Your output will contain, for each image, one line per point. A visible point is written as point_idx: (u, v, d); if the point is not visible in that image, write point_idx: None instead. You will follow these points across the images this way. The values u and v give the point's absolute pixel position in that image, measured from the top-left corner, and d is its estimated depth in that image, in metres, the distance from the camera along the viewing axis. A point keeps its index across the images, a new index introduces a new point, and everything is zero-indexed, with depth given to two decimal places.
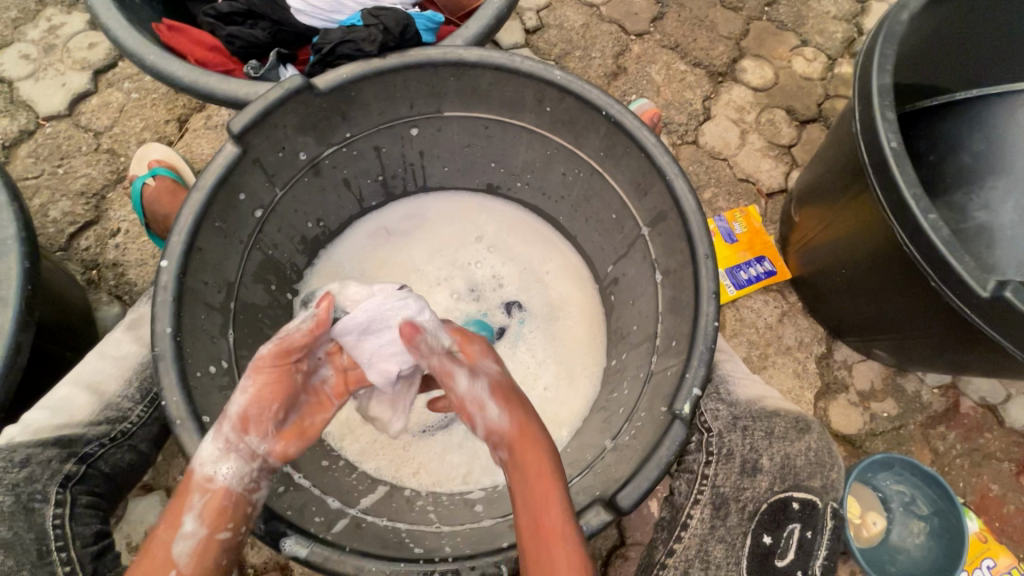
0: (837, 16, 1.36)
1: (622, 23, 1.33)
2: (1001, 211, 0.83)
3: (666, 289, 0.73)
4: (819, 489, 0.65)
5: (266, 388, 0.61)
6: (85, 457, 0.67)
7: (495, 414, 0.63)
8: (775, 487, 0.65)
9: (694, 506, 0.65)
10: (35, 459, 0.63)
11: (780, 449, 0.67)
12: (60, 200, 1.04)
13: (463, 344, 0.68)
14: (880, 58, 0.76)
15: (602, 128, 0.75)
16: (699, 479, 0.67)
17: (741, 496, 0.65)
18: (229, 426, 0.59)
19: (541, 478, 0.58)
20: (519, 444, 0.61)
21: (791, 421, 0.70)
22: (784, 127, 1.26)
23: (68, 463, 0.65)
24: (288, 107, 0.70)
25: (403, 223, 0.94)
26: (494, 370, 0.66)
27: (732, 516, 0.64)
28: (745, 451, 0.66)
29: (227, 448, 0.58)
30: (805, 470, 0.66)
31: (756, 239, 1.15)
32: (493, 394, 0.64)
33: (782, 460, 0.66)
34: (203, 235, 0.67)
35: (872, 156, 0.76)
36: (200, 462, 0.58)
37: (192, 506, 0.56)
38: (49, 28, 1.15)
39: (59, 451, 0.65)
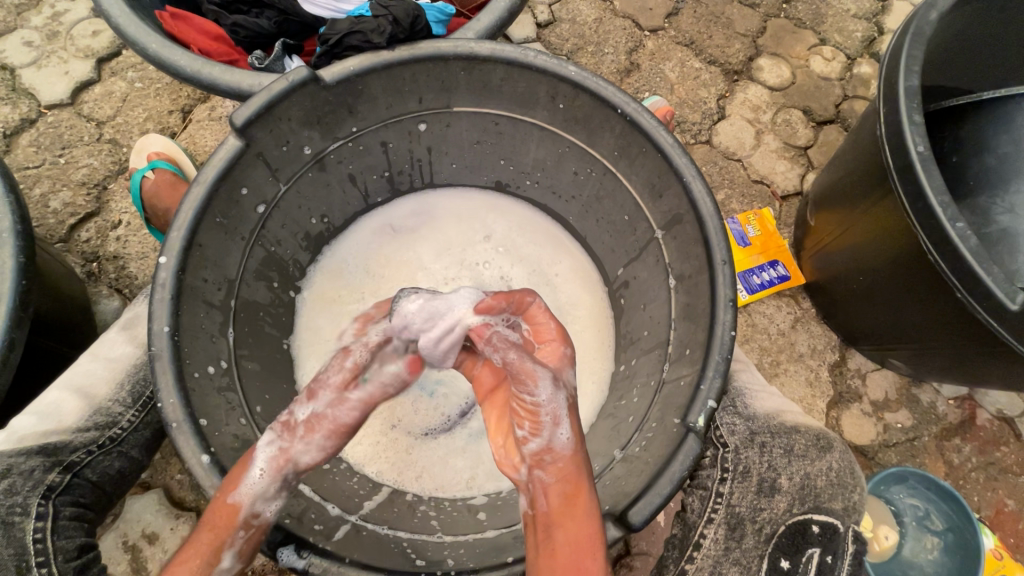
0: (857, 14, 1.33)
1: (636, 18, 1.30)
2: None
3: (680, 295, 0.71)
4: (840, 512, 0.61)
5: (335, 447, 0.62)
6: (70, 466, 0.64)
7: (566, 436, 0.58)
8: (794, 509, 0.61)
9: (708, 526, 0.62)
10: (17, 468, 0.61)
11: (801, 467, 0.64)
12: (60, 191, 1.03)
13: (557, 345, 0.65)
14: (907, 59, 0.73)
15: (616, 127, 0.72)
16: (712, 496, 0.64)
17: (759, 517, 0.61)
18: (294, 470, 0.60)
19: (592, 519, 0.54)
20: (579, 476, 0.56)
21: (811, 437, 0.66)
22: (801, 128, 1.23)
23: (52, 473, 0.63)
24: (293, 99, 0.68)
25: (410, 221, 0.92)
26: (573, 389, 0.62)
27: (748, 538, 0.61)
28: (763, 469, 0.63)
29: (282, 488, 0.58)
30: (826, 491, 0.63)
31: (770, 242, 1.12)
32: (571, 415, 0.59)
33: (801, 481, 0.63)
34: (204, 231, 0.65)
35: (897, 161, 0.73)
36: (254, 500, 0.56)
37: (234, 543, 0.55)
38: (52, 15, 1.13)
39: (43, 460, 0.63)
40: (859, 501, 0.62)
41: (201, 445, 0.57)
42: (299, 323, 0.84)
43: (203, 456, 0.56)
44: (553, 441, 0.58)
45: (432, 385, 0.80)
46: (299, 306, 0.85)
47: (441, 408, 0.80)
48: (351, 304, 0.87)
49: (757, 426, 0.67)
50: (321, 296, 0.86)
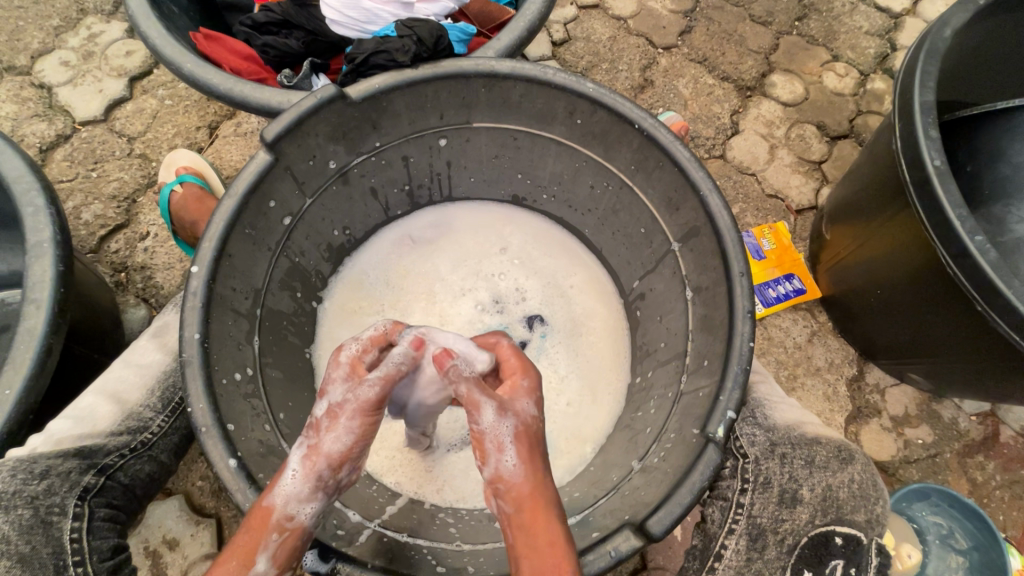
0: (870, 31, 1.34)
1: (650, 36, 1.32)
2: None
3: (698, 306, 0.72)
4: (864, 524, 0.59)
5: (363, 428, 0.57)
6: (105, 468, 0.65)
7: (512, 463, 0.55)
8: (816, 520, 0.59)
9: (729, 536, 0.61)
10: (54, 470, 0.61)
11: (822, 478, 0.61)
12: (92, 204, 1.06)
13: (517, 374, 0.62)
14: (922, 75, 0.74)
15: (633, 141, 0.74)
16: (733, 507, 0.62)
17: (780, 527, 0.59)
18: (324, 464, 0.56)
19: (553, 547, 0.51)
20: (532, 502, 0.54)
21: (834, 449, 0.65)
22: (815, 142, 1.24)
23: (87, 475, 0.63)
24: (321, 115, 0.70)
25: (428, 232, 0.95)
26: (530, 415, 0.58)
27: (770, 549, 0.59)
28: (784, 480, 0.61)
29: (318, 488, 0.55)
30: (849, 503, 0.60)
31: (785, 256, 1.12)
32: (518, 439, 0.56)
33: (823, 491, 0.61)
34: (233, 242, 0.67)
35: (913, 175, 0.73)
36: (286, 501, 0.54)
37: (267, 546, 0.53)
38: (89, 36, 1.18)
39: (80, 462, 0.63)
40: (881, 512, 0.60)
41: (229, 449, 0.57)
42: (320, 332, 0.86)
43: (230, 460, 0.57)
44: (497, 469, 0.55)
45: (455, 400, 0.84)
46: (320, 317, 0.87)
47: (461, 422, 0.82)
48: (370, 315, 0.89)
49: (776, 437, 0.66)
50: (343, 306, 0.89)
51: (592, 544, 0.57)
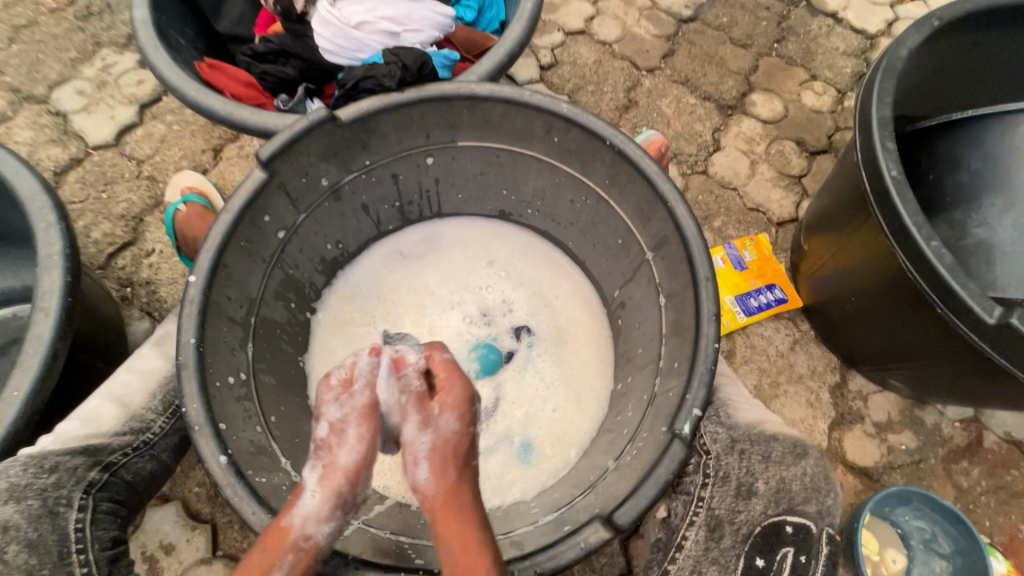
0: (847, 52, 1.40)
1: (634, 59, 1.38)
2: (1000, 226, 0.83)
3: (670, 312, 0.75)
4: (813, 513, 0.61)
5: (370, 438, 0.64)
6: (109, 465, 0.68)
7: (424, 475, 0.62)
8: (768, 510, 0.60)
9: (689, 528, 0.63)
10: (63, 465, 0.64)
11: (776, 472, 0.63)
12: (101, 223, 1.12)
13: (441, 390, 0.66)
14: (879, 92, 0.79)
15: (606, 157, 0.78)
16: (694, 500, 0.65)
17: (736, 518, 0.61)
18: (340, 479, 0.61)
19: (466, 553, 0.56)
20: (444, 511, 0.60)
21: (789, 444, 0.66)
22: (794, 158, 1.28)
23: (93, 471, 0.66)
24: (312, 136, 0.75)
25: (419, 248, 0.99)
26: (449, 430, 0.64)
27: (726, 539, 0.60)
28: (741, 474, 0.63)
29: (336, 507, 0.60)
30: (800, 495, 0.62)
31: (767, 267, 1.15)
32: (432, 453, 0.63)
33: (777, 485, 0.62)
34: (229, 254, 0.71)
35: (874, 185, 0.77)
36: (304, 521, 0.58)
37: (283, 563, 0.56)
38: (103, 67, 1.26)
39: (86, 459, 0.66)
40: (831, 502, 0.61)
41: (220, 447, 0.61)
42: (314, 343, 0.90)
43: (221, 457, 0.60)
44: (414, 480, 0.62)
45: None
46: (314, 328, 0.91)
47: None
48: (362, 327, 0.93)
49: (737, 435, 0.67)
50: (336, 318, 0.93)
51: (562, 536, 0.60)
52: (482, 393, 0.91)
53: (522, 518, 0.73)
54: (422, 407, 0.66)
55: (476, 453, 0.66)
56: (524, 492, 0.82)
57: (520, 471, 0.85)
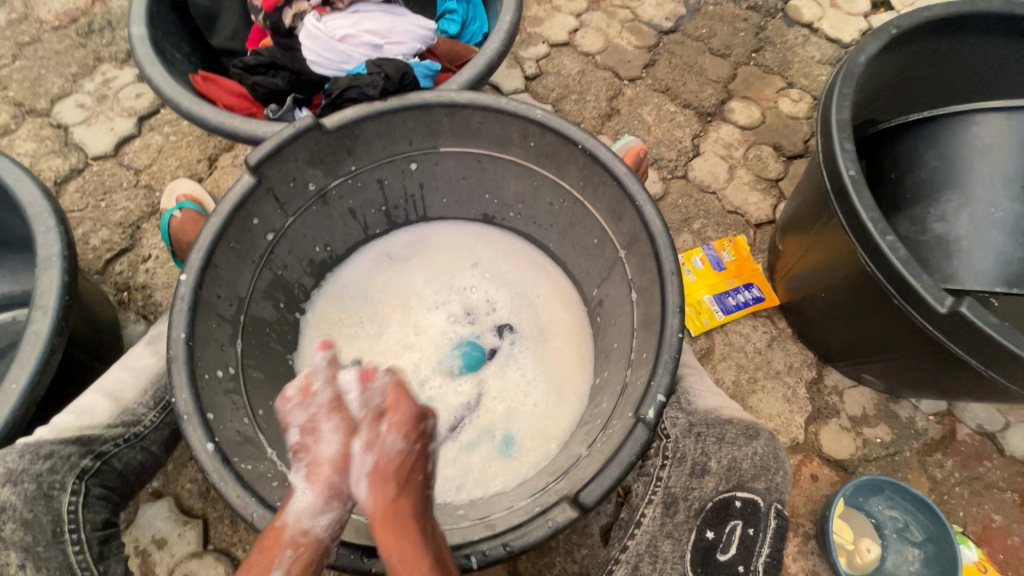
0: (822, 60, 1.45)
1: (616, 69, 1.43)
2: (957, 221, 0.86)
3: (640, 306, 0.78)
4: (762, 489, 0.66)
5: (342, 429, 0.68)
6: (101, 454, 0.70)
7: (366, 494, 0.63)
8: (720, 487, 0.65)
9: (648, 506, 0.66)
10: (57, 453, 0.66)
11: (729, 452, 0.66)
12: (100, 230, 1.16)
13: (386, 411, 0.68)
14: (839, 96, 0.83)
15: (580, 160, 0.82)
16: (653, 480, 0.67)
17: (690, 495, 0.65)
18: (329, 474, 0.65)
19: (404, 565, 0.56)
20: (382, 525, 0.60)
21: (742, 426, 0.68)
22: (772, 162, 1.32)
23: (85, 459, 0.68)
24: (299, 143, 0.79)
25: (405, 250, 1.03)
26: (392, 449, 0.65)
27: (680, 514, 0.65)
28: (696, 454, 0.66)
29: (330, 500, 0.64)
30: (750, 472, 0.67)
31: (745, 267, 1.19)
32: (373, 472, 0.64)
33: (729, 463, 0.66)
34: (219, 254, 0.75)
35: (834, 184, 0.81)
36: (298, 517, 0.61)
37: (282, 560, 0.59)
38: (103, 81, 1.31)
39: (79, 448, 0.68)
40: (779, 479, 0.66)
41: (207, 434, 0.63)
42: (303, 342, 0.94)
43: (208, 445, 0.63)
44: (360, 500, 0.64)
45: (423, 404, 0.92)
46: (303, 327, 0.95)
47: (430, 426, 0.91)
48: (350, 327, 0.96)
49: (695, 419, 0.68)
50: (324, 318, 0.96)
51: (532, 517, 0.63)
52: (465, 389, 0.94)
53: (500, 505, 0.76)
54: (370, 428, 0.67)
55: (427, 466, 0.67)
56: (506, 483, 0.85)
57: (501, 463, 0.87)
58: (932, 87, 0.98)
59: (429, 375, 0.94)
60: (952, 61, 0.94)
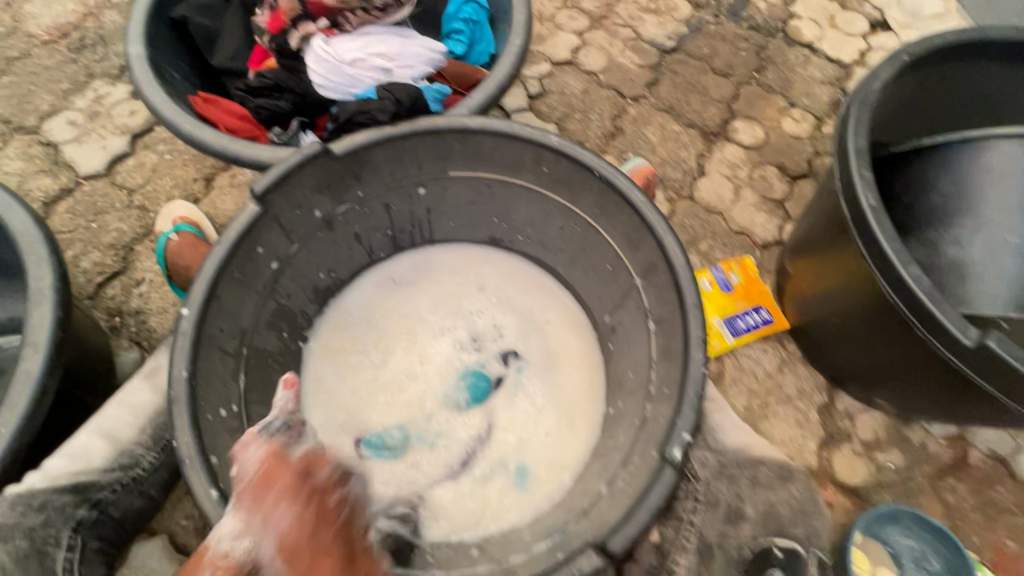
0: (823, 81, 1.46)
1: (620, 88, 1.43)
2: (971, 246, 0.85)
3: (659, 337, 0.76)
4: (802, 537, 0.58)
5: (259, 476, 0.59)
6: (97, 502, 0.67)
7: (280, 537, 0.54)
8: (758, 534, 0.60)
9: (683, 554, 0.64)
10: (51, 504, 0.62)
11: (765, 496, 0.61)
12: (91, 252, 1.12)
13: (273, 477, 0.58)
14: (855, 123, 0.83)
15: (595, 187, 0.80)
16: (686, 526, 0.67)
17: (726, 542, 0.60)
18: (247, 506, 0.56)
19: None
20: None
21: (774, 468, 0.62)
22: (777, 182, 1.32)
23: (81, 508, 0.65)
24: (307, 169, 0.77)
25: (410, 274, 1.00)
26: (286, 522, 0.55)
27: (718, 563, 0.60)
28: (730, 498, 0.62)
29: (247, 530, 0.54)
30: (789, 518, 0.60)
31: (753, 289, 1.18)
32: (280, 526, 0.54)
33: (766, 509, 0.60)
34: (223, 285, 0.72)
35: (852, 212, 0.80)
36: (217, 543, 0.54)
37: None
38: (96, 98, 1.27)
39: (75, 498, 0.64)
40: (819, 525, 0.59)
41: (211, 480, 0.60)
42: (306, 373, 0.91)
43: (212, 491, 0.59)
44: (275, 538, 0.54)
45: (432, 438, 0.89)
46: (306, 356, 0.92)
47: (442, 459, 0.88)
48: (354, 355, 0.93)
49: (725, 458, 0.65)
50: (328, 346, 0.93)
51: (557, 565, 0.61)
52: (474, 421, 0.91)
53: (515, 545, 0.75)
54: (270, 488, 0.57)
55: (338, 520, 0.58)
56: (521, 517, 0.82)
57: (516, 497, 0.85)
58: (940, 111, 0.98)
59: (436, 407, 0.91)
60: (963, 84, 0.94)
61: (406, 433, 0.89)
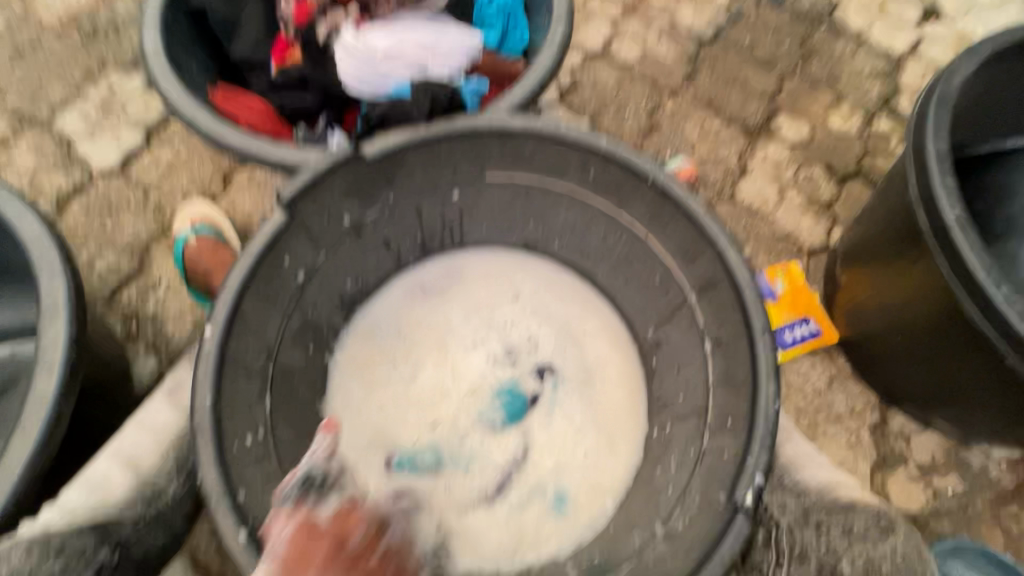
0: (873, 73, 1.36)
1: (656, 81, 1.35)
2: None
3: (718, 360, 0.71)
4: None
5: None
6: (120, 543, 0.59)
7: None
8: None
9: None
10: (70, 546, 0.55)
11: (862, 551, 0.54)
12: (106, 253, 1.08)
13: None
14: (935, 125, 0.75)
15: (647, 196, 0.74)
16: None
17: None
18: None
19: None
20: None
21: (871, 515, 0.56)
22: (824, 183, 1.24)
23: (104, 550, 0.56)
24: (337, 174, 0.72)
25: (440, 282, 0.93)
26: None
27: None
28: (821, 553, 0.55)
29: None
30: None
31: (800, 297, 1.10)
32: None
33: (866, 566, 0.53)
34: (247, 302, 0.68)
35: (932, 226, 0.74)
36: None
37: None
38: (109, 90, 1.22)
39: (95, 538, 0.56)
40: None
41: (239, 520, 0.58)
42: (331, 387, 0.85)
43: (240, 533, 0.57)
44: None
45: (465, 460, 0.84)
46: (331, 372, 0.86)
47: (475, 482, 0.82)
48: (382, 369, 0.88)
49: (810, 501, 0.59)
50: (353, 359, 0.88)
51: None
52: (510, 442, 0.85)
53: None
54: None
55: None
56: (560, 546, 0.78)
57: (554, 523, 0.79)
58: None
59: (469, 428, 0.86)
60: None
61: (438, 454, 0.84)
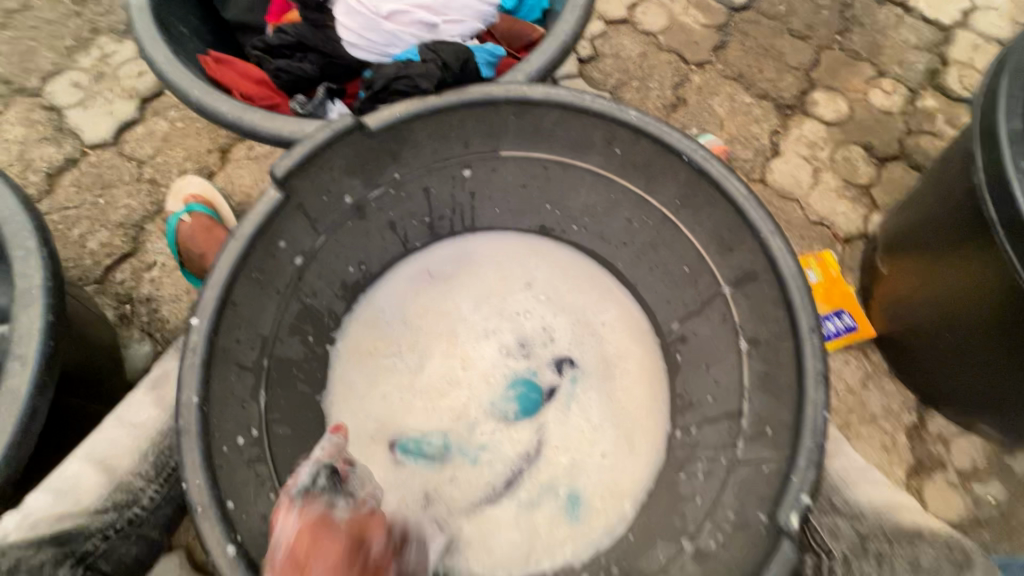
0: (919, 45, 1.25)
1: (683, 52, 1.25)
2: None
3: (755, 361, 0.65)
4: None
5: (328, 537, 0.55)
6: (84, 557, 0.56)
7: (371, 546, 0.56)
8: None
9: None
10: (26, 563, 0.51)
11: None
12: (98, 231, 1.02)
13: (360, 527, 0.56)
14: (1009, 99, 0.67)
15: (680, 175, 0.67)
16: None
17: None
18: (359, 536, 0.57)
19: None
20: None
21: (942, 548, 0.53)
22: (862, 165, 1.15)
23: (64, 567, 0.54)
24: (336, 148, 0.65)
25: (448, 268, 0.87)
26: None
27: None
28: None
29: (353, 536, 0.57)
30: None
31: (834, 289, 1.02)
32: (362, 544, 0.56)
33: None
34: (239, 288, 0.63)
35: (1002, 215, 0.66)
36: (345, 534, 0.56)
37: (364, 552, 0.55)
38: (100, 56, 1.15)
39: (56, 552, 0.53)
40: None
41: (227, 534, 0.54)
42: (333, 378, 0.80)
43: (228, 546, 0.53)
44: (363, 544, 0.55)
45: (474, 451, 0.78)
46: (333, 361, 0.81)
47: (486, 477, 0.77)
48: (386, 358, 0.82)
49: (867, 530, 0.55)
50: (356, 349, 0.82)
51: None
52: (523, 437, 0.79)
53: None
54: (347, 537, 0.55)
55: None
56: (575, 554, 0.72)
57: (568, 528, 0.74)
58: None
59: (480, 417, 0.80)
60: None
61: (446, 442, 0.78)
